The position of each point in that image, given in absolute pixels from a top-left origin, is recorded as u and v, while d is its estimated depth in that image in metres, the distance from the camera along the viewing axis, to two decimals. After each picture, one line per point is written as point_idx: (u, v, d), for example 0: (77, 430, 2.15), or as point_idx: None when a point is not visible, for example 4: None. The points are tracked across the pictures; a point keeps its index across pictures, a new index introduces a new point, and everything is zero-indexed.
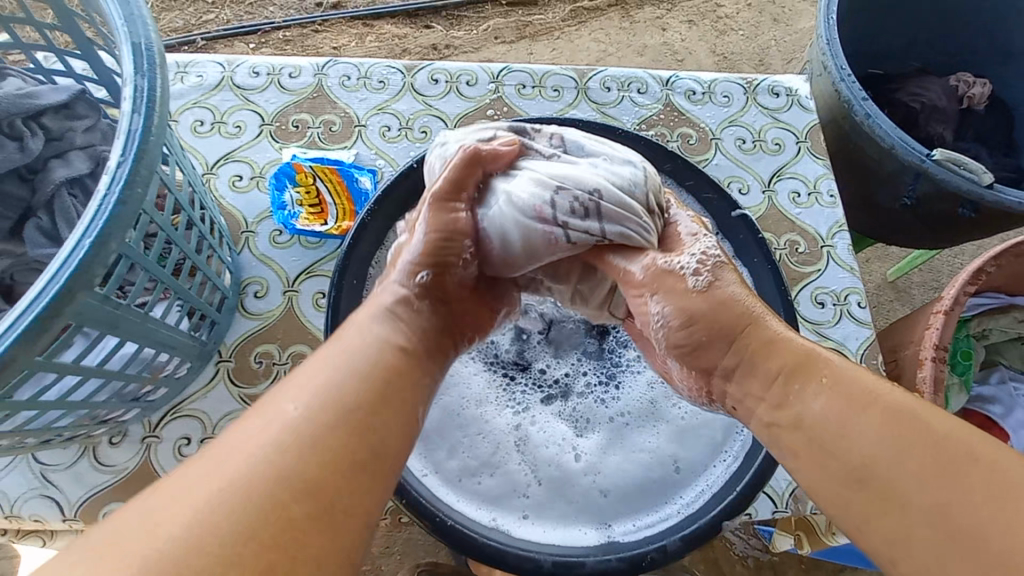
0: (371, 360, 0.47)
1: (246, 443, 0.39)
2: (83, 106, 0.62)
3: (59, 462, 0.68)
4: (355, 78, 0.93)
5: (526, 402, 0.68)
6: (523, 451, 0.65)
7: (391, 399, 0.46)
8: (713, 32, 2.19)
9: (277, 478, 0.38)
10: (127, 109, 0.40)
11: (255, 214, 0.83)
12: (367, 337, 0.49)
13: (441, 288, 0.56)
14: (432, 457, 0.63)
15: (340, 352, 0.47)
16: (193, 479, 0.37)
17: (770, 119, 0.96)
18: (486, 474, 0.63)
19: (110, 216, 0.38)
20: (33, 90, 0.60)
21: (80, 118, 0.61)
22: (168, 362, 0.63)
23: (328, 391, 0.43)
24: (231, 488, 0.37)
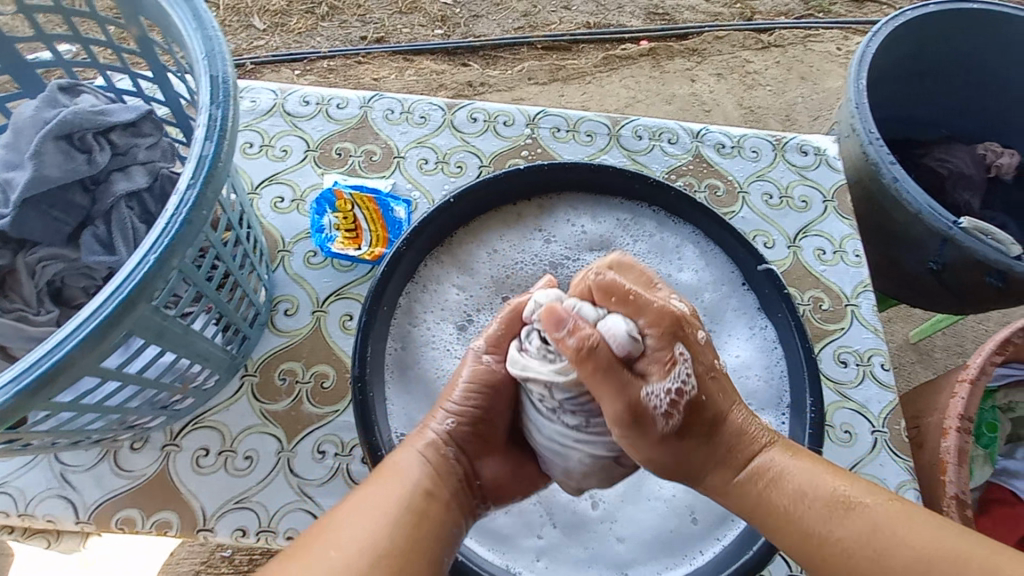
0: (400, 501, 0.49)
1: None
2: (149, 125, 0.64)
3: (80, 463, 0.69)
4: (398, 113, 0.98)
5: None
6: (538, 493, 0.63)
7: (423, 546, 0.48)
8: (741, 86, 2.25)
9: None
10: (201, 136, 0.44)
11: (292, 234, 0.86)
12: (396, 479, 0.51)
13: (470, 441, 0.57)
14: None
15: (376, 497, 0.49)
16: None
17: (798, 176, 0.98)
18: (500, 512, 0.62)
19: (176, 234, 0.40)
20: (105, 107, 0.62)
21: (145, 136, 0.64)
22: (200, 373, 0.65)
23: (361, 539, 0.46)
24: None
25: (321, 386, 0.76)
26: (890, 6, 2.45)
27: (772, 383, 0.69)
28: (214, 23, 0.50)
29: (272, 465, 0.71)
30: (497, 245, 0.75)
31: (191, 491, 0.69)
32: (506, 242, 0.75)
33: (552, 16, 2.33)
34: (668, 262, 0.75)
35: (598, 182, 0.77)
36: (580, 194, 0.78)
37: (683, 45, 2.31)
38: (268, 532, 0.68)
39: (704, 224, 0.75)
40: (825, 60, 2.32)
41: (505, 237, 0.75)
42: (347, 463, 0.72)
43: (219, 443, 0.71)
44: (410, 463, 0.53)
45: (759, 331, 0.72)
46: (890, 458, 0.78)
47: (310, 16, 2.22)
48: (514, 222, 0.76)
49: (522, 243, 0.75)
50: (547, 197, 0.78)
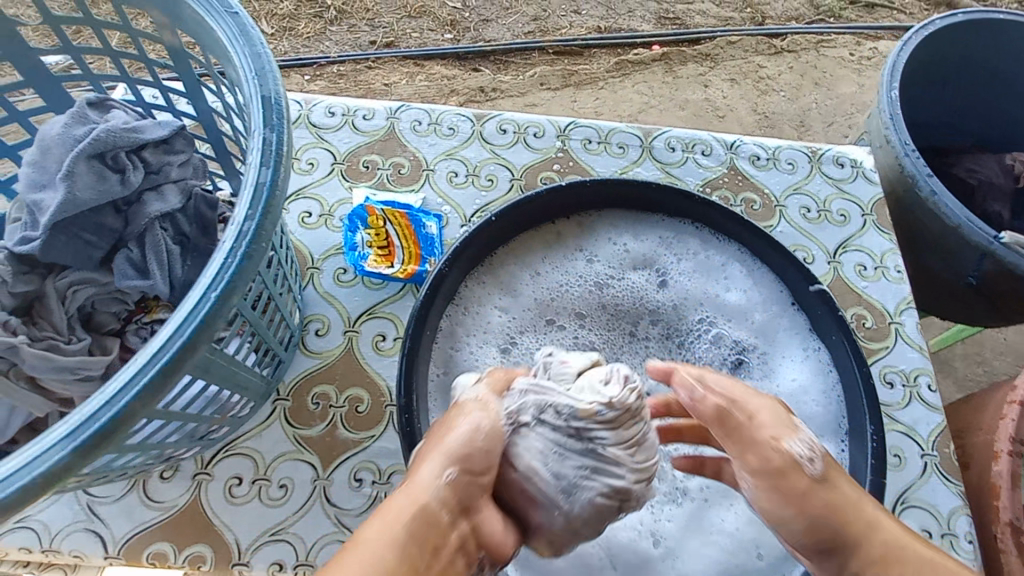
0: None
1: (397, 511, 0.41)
2: (181, 141, 0.61)
3: (108, 494, 0.66)
4: (426, 124, 0.95)
5: None
6: (595, 531, 0.60)
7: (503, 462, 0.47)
8: (754, 91, 2.23)
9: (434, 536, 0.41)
10: (257, 162, 0.41)
11: (321, 250, 0.83)
12: (464, 441, 0.44)
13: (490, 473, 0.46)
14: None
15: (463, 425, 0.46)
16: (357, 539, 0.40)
17: (836, 189, 0.96)
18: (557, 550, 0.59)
19: (235, 270, 0.37)
20: (136, 123, 0.59)
21: (178, 153, 0.61)
22: (236, 402, 0.62)
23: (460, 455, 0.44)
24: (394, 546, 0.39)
25: (356, 410, 0.74)
26: (901, 10, 2.44)
27: (827, 409, 0.67)
28: (262, 39, 0.47)
29: (308, 495, 0.68)
30: (539, 266, 0.73)
31: (225, 522, 0.66)
32: (549, 263, 0.73)
33: (563, 20, 2.31)
34: (715, 281, 0.73)
35: (640, 198, 0.75)
36: (621, 211, 0.76)
37: (695, 50, 2.29)
38: (307, 566, 0.65)
39: (751, 241, 0.73)
40: (838, 66, 2.30)
41: (547, 257, 0.73)
42: (387, 491, 0.69)
43: (252, 471, 0.69)
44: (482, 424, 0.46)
45: (812, 353, 0.69)
46: (941, 482, 0.76)
47: (319, 20, 2.20)
48: (554, 241, 0.74)
49: (564, 262, 0.73)
50: (588, 213, 0.76)
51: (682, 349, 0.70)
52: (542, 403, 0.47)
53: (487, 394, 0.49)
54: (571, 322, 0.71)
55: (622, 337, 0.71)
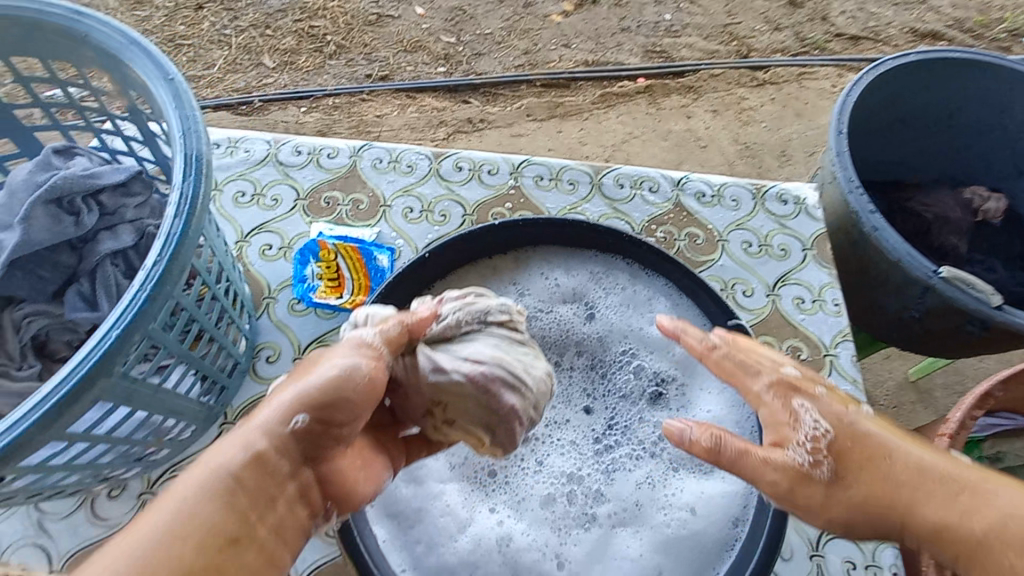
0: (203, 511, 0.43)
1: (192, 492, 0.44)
2: (139, 184, 0.67)
3: (58, 511, 0.70)
4: (386, 162, 1.01)
5: (500, 501, 0.66)
6: (503, 554, 0.63)
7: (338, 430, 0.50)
8: (737, 122, 2.28)
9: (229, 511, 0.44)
10: (170, 214, 0.46)
11: (278, 281, 0.88)
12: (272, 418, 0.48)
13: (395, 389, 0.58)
14: (414, 550, 0.62)
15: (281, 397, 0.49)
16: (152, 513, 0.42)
17: (777, 225, 0.99)
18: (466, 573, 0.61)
19: (138, 311, 0.42)
20: (96, 169, 0.65)
21: (134, 196, 0.67)
22: (175, 426, 0.66)
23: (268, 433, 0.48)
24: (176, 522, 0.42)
25: None
26: (885, 44, 2.49)
27: None
28: (193, 103, 0.53)
29: None
30: None
31: None
32: None
33: (551, 54, 2.40)
34: (641, 315, 0.76)
35: (572, 235, 0.79)
36: (556, 248, 0.80)
37: (679, 83, 2.36)
38: None
39: (676, 277, 0.77)
40: (820, 97, 2.35)
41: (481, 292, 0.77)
42: None
43: None
44: (339, 376, 0.50)
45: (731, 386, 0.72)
46: None
47: (319, 55, 2.31)
48: (490, 276, 0.78)
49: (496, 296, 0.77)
50: (524, 249, 0.80)
51: (604, 379, 0.73)
52: (472, 362, 0.59)
53: (381, 340, 0.55)
54: None
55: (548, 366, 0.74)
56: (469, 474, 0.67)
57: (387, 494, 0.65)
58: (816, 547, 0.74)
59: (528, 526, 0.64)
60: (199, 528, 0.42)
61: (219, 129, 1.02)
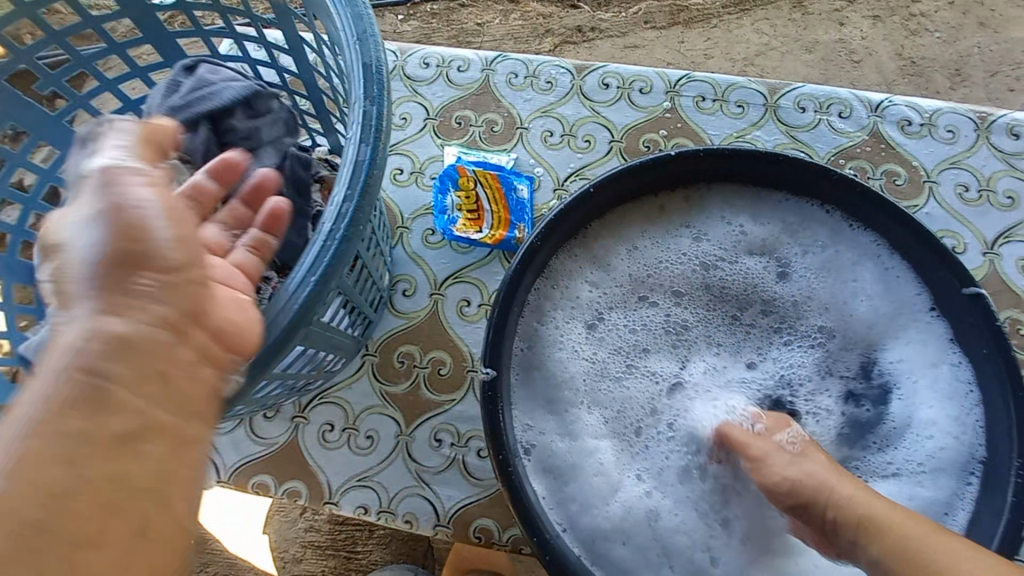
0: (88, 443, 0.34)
1: (58, 440, 0.34)
2: (266, 101, 0.63)
3: (220, 426, 0.73)
4: (523, 77, 0.89)
5: (652, 471, 0.61)
6: (654, 528, 0.59)
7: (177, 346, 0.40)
8: (903, 31, 1.88)
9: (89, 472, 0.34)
10: (356, 139, 0.39)
11: (411, 210, 0.83)
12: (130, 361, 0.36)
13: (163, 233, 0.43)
14: (568, 509, 0.58)
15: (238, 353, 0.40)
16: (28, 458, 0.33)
17: (1006, 165, 0.79)
18: (621, 542, 0.58)
19: (335, 254, 0.37)
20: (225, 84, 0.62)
21: (264, 114, 0.63)
22: (330, 359, 0.65)
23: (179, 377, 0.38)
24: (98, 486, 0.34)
25: (437, 373, 0.76)
26: None
27: (958, 437, 0.60)
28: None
29: (391, 447, 0.72)
30: (638, 241, 0.68)
31: (317, 464, 0.72)
32: (649, 238, 0.68)
33: None
34: (843, 283, 0.66)
35: (760, 173, 0.66)
36: (739, 187, 0.68)
37: None
38: (388, 513, 0.70)
39: (890, 233, 0.64)
40: (1016, 1, 1.88)
41: (648, 235, 0.68)
42: (463, 454, 0.72)
43: (342, 420, 0.73)
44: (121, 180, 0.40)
45: (947, 370, 0.62)
46: None
47: None
48: (656, 216, 0.68)
49: (668, 241, 0.68)
50: (698, 187, 0.69)
51: (786, 347, 0.66)
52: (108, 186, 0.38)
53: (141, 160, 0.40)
54: (669, 301, 0.67)
55: (716, 314, 0.67)
56: (626, 438, 0.62)
57: (542, 448, 0.60)
58: None
59: (684, 506, 0.61)
60: (63, 500, 0.33)
61: None
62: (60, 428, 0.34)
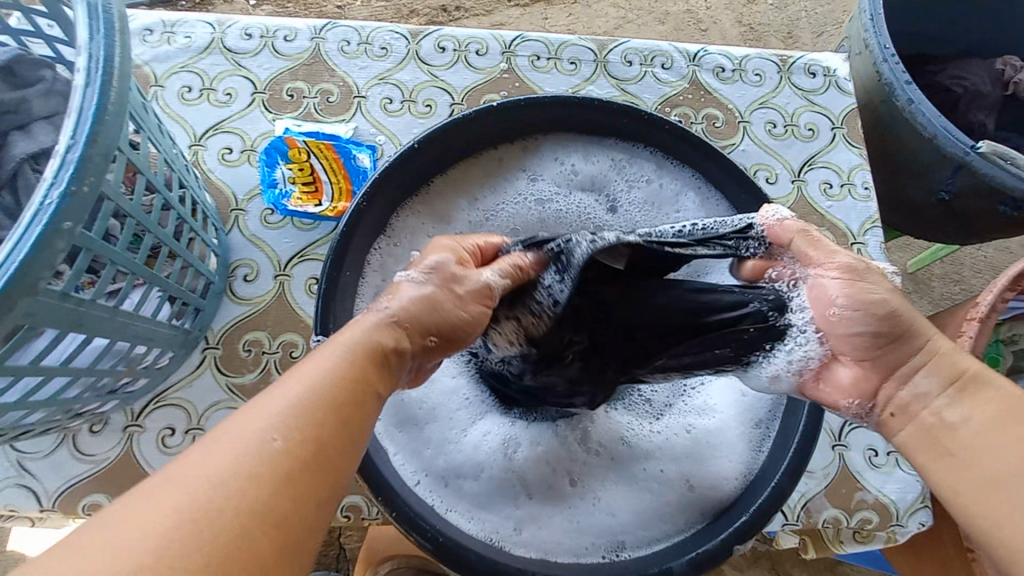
0: (312, 420, 0.37)
1: (211, 457, 0.33)
2: (28, 67, 0.55)
3: (37, 450, 0.65)
4: (355, 44, 0.86)
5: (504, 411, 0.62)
6: (507, 463, 0.59)
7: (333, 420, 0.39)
8: (740, 0, 2.04)
9: (220, 504, 0.32)
10: (79, 82, 0.35)
11: (245, 191, 0.77)
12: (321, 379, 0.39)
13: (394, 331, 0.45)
14: (421, 455, 0.58)
15: (306, 372, 0.40)
16: (147, 502, 0.31)
17: (805, 101, 0.88)
18: (472, 480, 0.58)
19: (58, 209, 0.33)
20: None
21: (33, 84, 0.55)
22: (147, 353, 0.59)
23: (299, 402, 0.37)
24: (182, 513, 0.31)
25: (290, 356, 0.72)
26: None
27: None
28: None
29: None
30: (478, 192, 0.68)
31: None
32: (488, 188, 0.69)
33: None
34: (665, 215, 0.69)
35: (586, 117, 0.68)
36: (571, 134, 0.70)
37: None
38: None
39: (705, 165, 0.68)
40: None
41: (487, 187, 0.69)
42: None
43: (185, 422, 0.68)
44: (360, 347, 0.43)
45: None
46: None
47: None
48: (495, 168, 0.69)
49: (505, 189, 0.69)
50: (533, 137, 0.70)
51: None
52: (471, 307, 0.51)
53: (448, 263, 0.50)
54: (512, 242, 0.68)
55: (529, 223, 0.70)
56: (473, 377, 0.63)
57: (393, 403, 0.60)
58: (838, 438, 0.73)
59: (531, 439, 0.61)
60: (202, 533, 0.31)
61: (148, 10, 0.84)
62: (185, 475, 0.32)
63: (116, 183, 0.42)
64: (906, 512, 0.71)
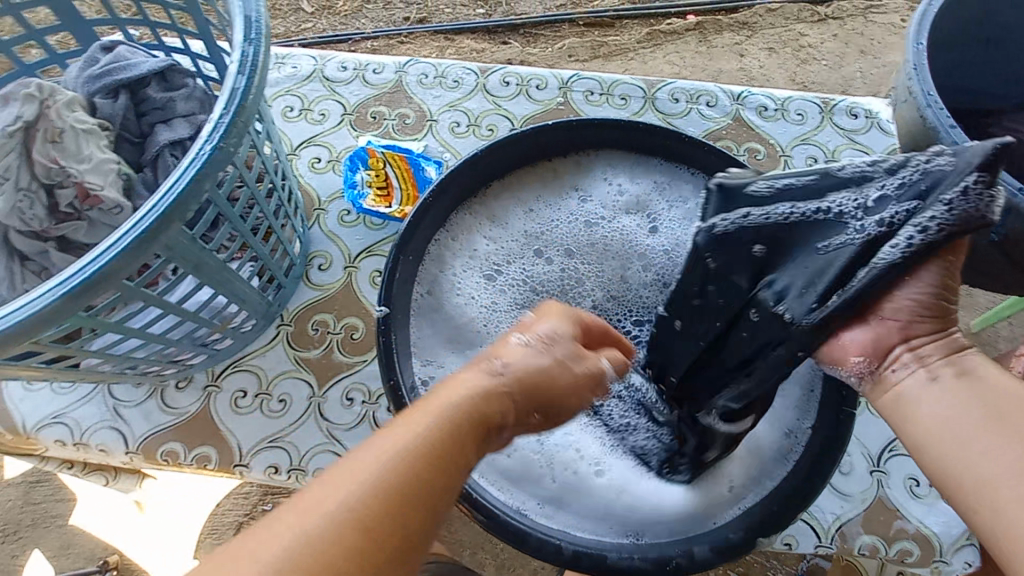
0: (420, 491, 0.34)
1: (320, 510, 0.31)
2: (176, 76, 0.69)
3: (131, 399, 0.75)
4: (432, 77, 0.99)
5: None
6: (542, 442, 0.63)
7: (445, 475, 0.36)
8: (794, 61, 2.09)
9: (329, 572, 0.30)
10: (234, 70, 0.46)
11: (328, 193, 0.89)
12: (434, 424, 0.37)
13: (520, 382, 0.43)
14: None
15: (428, 417, 0.37)
16: (266, 535, 0.30)
17: (846, 140, 0.93)
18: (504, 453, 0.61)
19: (208, 159, 0.44)
20: (138, 60, 0.68)
21: (178, 89, 0.68)
22: (236, 314, 0.68)
23: (417, 453, 0.35)
24: (293, 561, 0.29)
25: (351, 337, 0.80)
26: None
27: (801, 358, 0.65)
28: None
29: (303, 410, 0.75)
30: (533, 202, 0.76)
31: (229, 429, 0.74)
32: (542, 199, 0.77)
33: None
34: None
35: (632, 140, 0.76)
36: (619, 154, 0.78)
37: (732, 18, 2.15)
38: (299, 471, 0.73)
39: None
40: (888, 31, 2.14)
41: (541, 197, 0.77)
42: (373, 410, 0.76)
43: (255, 386, 0.76)
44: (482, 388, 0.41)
45: None
46: None
47: None
48: (549, 181, 0.77)
49: (556, 202, 0.77)
50: (585, 155, 0.78)
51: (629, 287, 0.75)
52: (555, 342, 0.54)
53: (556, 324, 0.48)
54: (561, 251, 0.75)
55: (617, 278, 0.75)
56: None
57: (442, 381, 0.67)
58: (876, 463, 0.71)
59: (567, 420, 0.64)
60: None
61: None
62: (304, 518, 0.31)
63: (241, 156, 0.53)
64: (950, 548, 0.68)
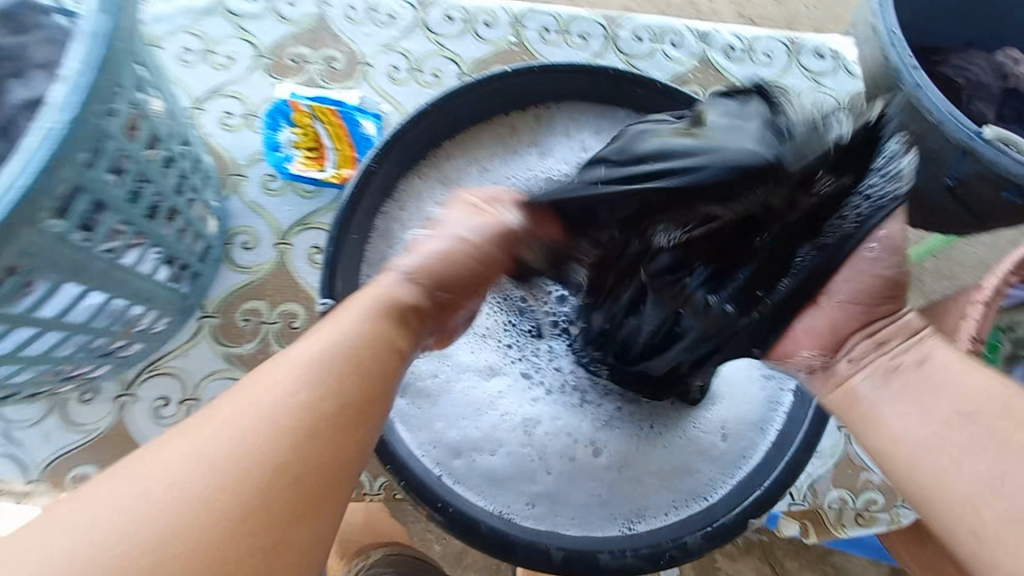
0: (323, 397, 0.35)
1: (227, 425, 0.33)
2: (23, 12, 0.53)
3: (24, 419, 0.63)
4: (361, 11, 0.84)
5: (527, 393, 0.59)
6: (529, 436, 0.57)
7: (355, 387, 0.37)
8: None
9: (233, 471, 0.32)
10: (90, 10, 0.36)
11: (245, 156, 0.75)
12: (335, 338, 0.38)
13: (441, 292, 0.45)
14: (433, 427, 0.56)
15: (329, 329, 0.38)
16: (173, 450, 0.33)
17: (814, 84, 0.88)
18: (487, 453, 0.56)
19: (69, 133, 0.34)
20: None
21: (26, 30, 0.52)
22: (143, 315, 0.56)
23: (313, 365, 0.36)
24: (202, 469, 0.32)
25: (290, 327, 0.69)
26: None
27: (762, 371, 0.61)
28: None
29: None
30: (489, 160, 0.67)
31: None
32: (501, 157, 0.67)
33: None
34: None
35: (599, 88, 0.67)
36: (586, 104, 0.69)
37: None
38: None
39: None
40: None
41: (500, 154, 0.67)
42: None
43: (179, 392, 0.65)
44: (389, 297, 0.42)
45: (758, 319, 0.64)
46: None
47: None
48: (507, 136, 0.68)
49: (516, 159, 0.67)
50: (547, 105, 0.69)
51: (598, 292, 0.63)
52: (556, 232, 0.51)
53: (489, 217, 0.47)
54: None
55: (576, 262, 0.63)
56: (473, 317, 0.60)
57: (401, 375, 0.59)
58: None
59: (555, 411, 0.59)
60: (217, 490, 0.31)
61: None
62: (205, 435, 0.33)
63: (118, 123, 0.41)
64: None
